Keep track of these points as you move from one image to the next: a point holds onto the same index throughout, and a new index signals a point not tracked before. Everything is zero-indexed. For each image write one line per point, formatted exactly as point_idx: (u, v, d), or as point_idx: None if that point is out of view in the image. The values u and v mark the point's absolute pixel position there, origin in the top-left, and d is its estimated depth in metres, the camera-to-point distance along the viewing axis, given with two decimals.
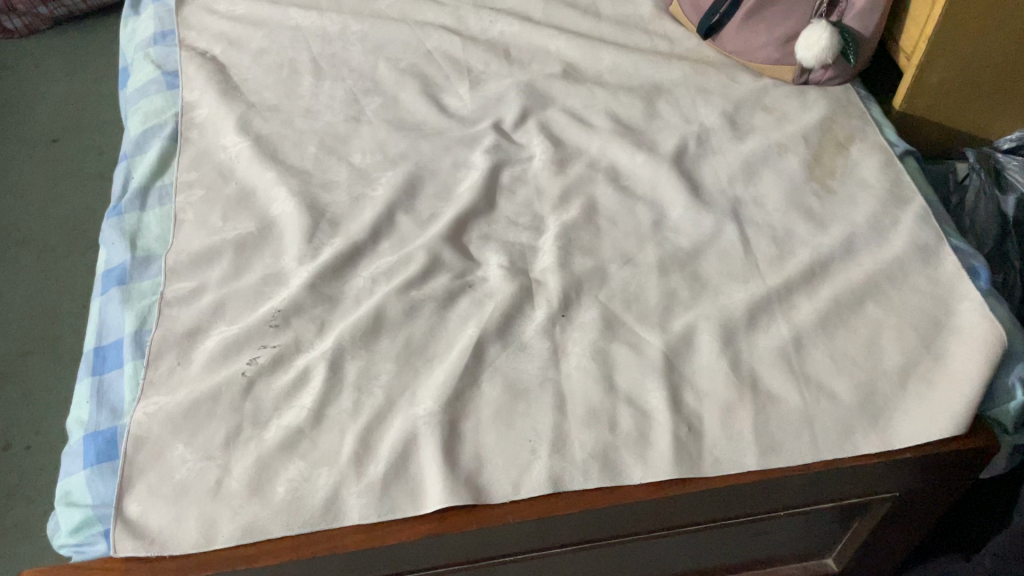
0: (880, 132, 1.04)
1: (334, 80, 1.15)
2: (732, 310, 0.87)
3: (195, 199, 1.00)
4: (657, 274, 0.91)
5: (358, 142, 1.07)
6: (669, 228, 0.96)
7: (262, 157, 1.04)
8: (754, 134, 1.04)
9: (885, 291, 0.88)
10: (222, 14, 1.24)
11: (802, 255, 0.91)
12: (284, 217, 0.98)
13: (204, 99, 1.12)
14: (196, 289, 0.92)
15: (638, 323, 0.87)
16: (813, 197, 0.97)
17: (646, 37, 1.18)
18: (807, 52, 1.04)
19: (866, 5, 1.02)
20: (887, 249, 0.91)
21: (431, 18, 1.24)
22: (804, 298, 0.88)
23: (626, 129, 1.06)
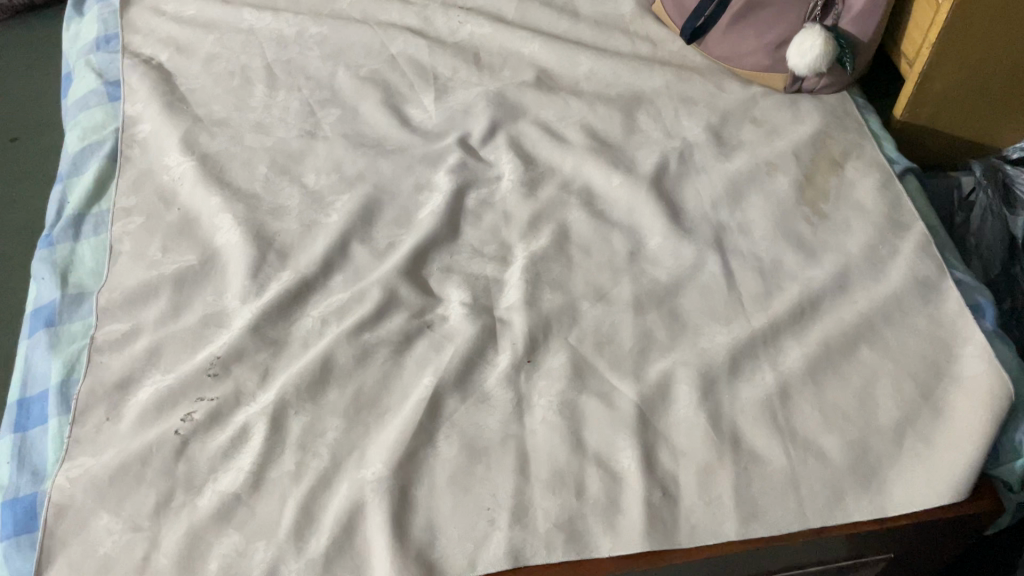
0: (879, 147, 0.96)
1: (289, 90, 1.07)
2: (713, 356, 0.79)
3: (133, 228, 0.93)
4: (633, 312, 0.83)
5: (313, 161, 0.99)
6: (646, 258, 0.88)
7: (207, 180, 0.96)
8: (741, 150, 0.96)
9: (881, 332, 0.80)
10: (170, 16, 1.15)
11: (791, 291, 0.83)
12: (229, 248, 0.90)
13: (147, 112, 1.03)
14: (131, 332, 0.84)
15: (610, 370, 0.80)
16: (804, 223, 0.89)
17: (627, 39, 1.09)
18: (799, 60, 0.95)
19: (864, 9, 0.94)
20: (884, 284, 0.83)
21: (396, 18, 1.14)
22: (792, 341, 0.80)
23: (603, 145, 0.98)
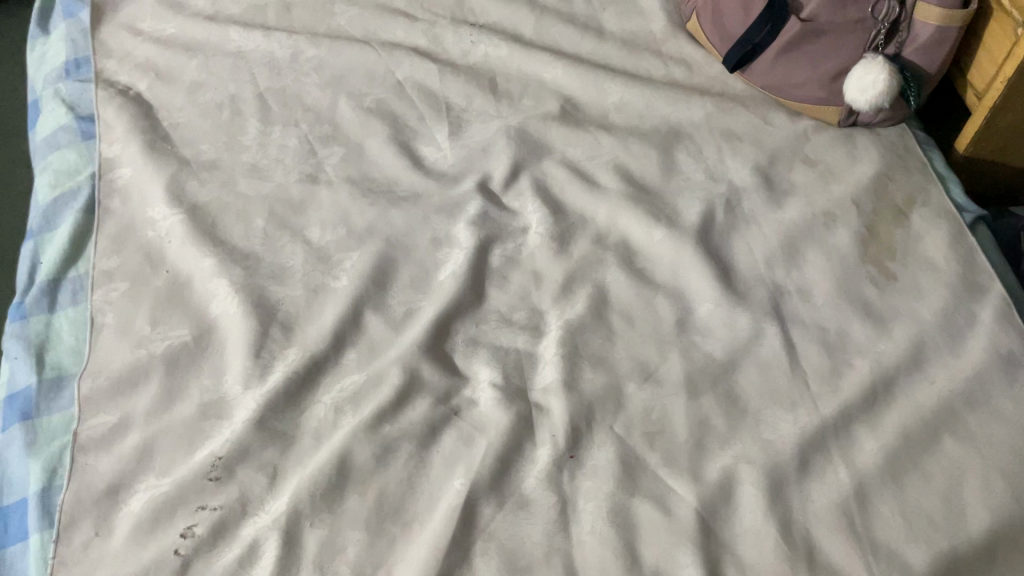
0: (947, 191, 0.87)
1: (286, 124, 0.96)
2: (779, 451, 0.71)
3: (116, 296, 0.82)
4: (685, 396, 0.74)
5: (316, 212, 0.88)
6: (696, 329, 0.79)
7: (198, 237, 0.85)
8: (793, 196, 0.86)
9: (963, 420, 0.72)
10: (148, 36, 1.03)
11: (861, 370, 0.75)
12: (226, 321, 0.80)
13: (127, 154, 0.92)
14: (119, 426, 0.75)
15: (663, 467, 0.71)
16: (870, 285, 0.80)
17: (660, 63, 0.98)
18: (859, 95, 0.85)
19: (933, 39, 0.83)
20: (963, 361, 0.75)
21: (401, 38, 1.03)
22: (865, 431, 0.72)
23: (639, 190, 0.88)
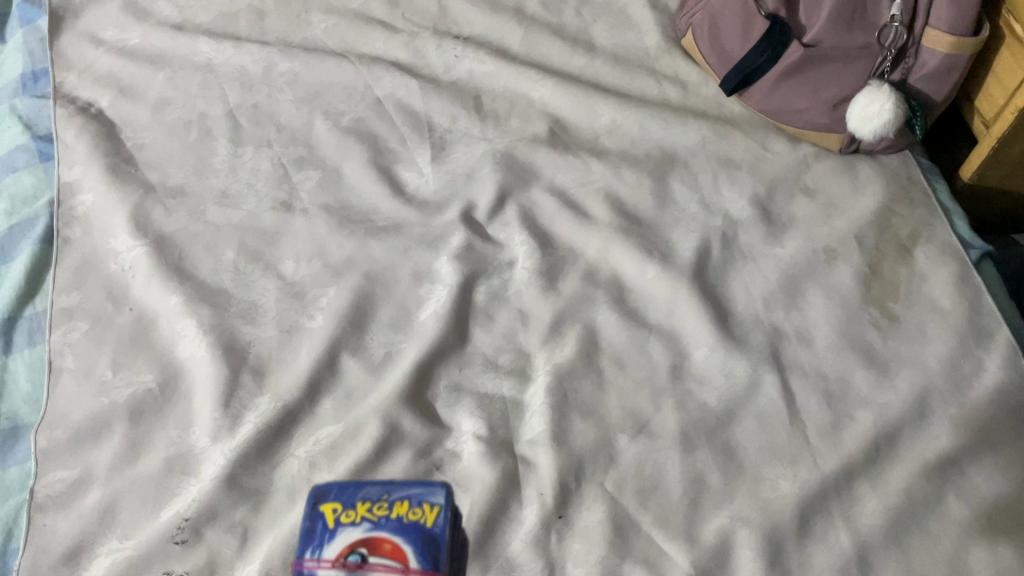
0: (951, 225, 0.83)
1: (258, 145, 0.90)
2: (779, 512, 0.67)
3: (76, 337, 0.77)
4: (680, 450, 0.71)
5: (290, 243, 0.83)
6: (691, 375, 0.75)
7: (163, 272, 0.80)
8: (793, 230, 0.82)
9: (969, 477, 0.69)
10: (111, 46, 0.97)
11: (863, 424, 0.71)
12: (193, 365, 0.75)
13: (88, 179, 0.86)
14: (80, 482, 0.70)
15: (656, 528, 0.67)
16: (873, 329, 0.76)
17: (653, 81, 0.93)
18: (862, 125, 0.80)
19: (941, 67, 0.79)
20: (969, 414, 0.71)
21: (381, 50, 0.97)
22: (868, 489, 0.69)
23: (632, 221, 0.84)
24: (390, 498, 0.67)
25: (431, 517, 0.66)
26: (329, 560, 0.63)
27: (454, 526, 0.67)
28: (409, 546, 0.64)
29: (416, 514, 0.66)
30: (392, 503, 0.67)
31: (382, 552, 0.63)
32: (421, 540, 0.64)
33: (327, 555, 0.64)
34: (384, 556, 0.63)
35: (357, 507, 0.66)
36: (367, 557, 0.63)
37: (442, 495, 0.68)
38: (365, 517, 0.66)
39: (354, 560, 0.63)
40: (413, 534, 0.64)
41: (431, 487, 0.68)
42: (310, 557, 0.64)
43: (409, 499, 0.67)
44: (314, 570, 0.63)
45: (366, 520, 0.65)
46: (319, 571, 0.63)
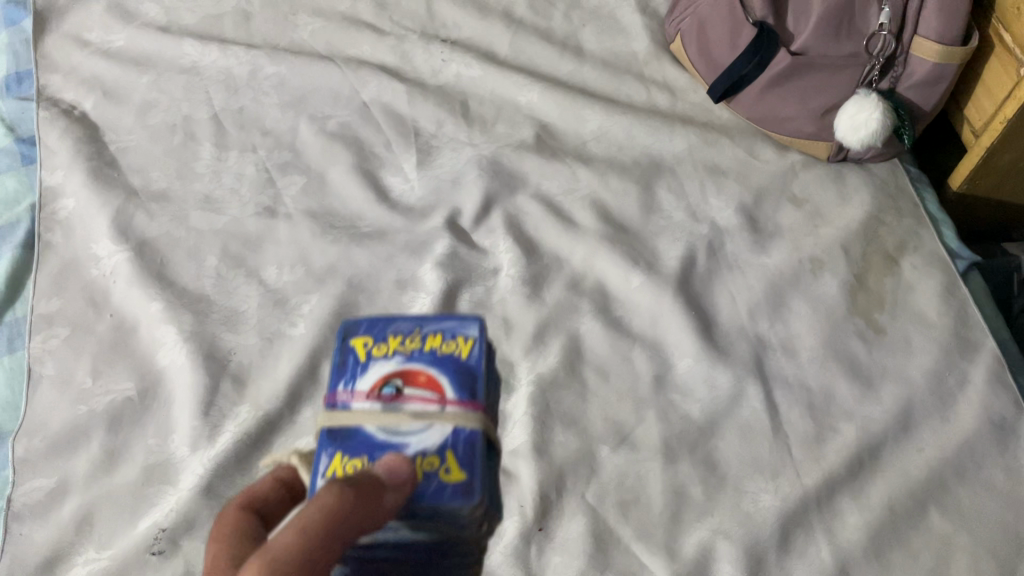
0: (939, 235, 0.82)
1: (242, 150, 0.89)
2: (760, 526, 0.67)
3: (56, 344, 0.77)
4: (662, 462, 0.70)
5: (273, 250, 0.83)
6: (675, 386, 0.74)
7: (145, 278, 0.79)
8: (779, 239, 0.82)
9: (952, 492, 0.68)
10: (95, 48, 0.96)
11: (846, 437, 0.71)
12: (173, 373, 0.75)
13: (70, 183, 0.85)
14: (57, 491, 0.70)
15: (637, 541, 0.67)
16: (858, 340, 0.76)
17: (641, 87, 0.93)
18: (850, 133, 0.80)
19: (929, 76, 0.79)
20: (953, 427, 0.71)
21: (368, 53, 0.97)
22: (849, 503, 0.68)
23: (618, 229, 0.83)
24: (422, 332, 0.58)
25: (467, 350, 0.58)
26: (363, 392, 0.55)
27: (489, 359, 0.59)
28: (445, 377, 0.55)
29: (450, 346, 0.58)
30: (425, 336, 0.58)
31: (417, 383, 0.55)
32: (458, 370, 0.56)
33: (360, 388, 0.55)
34: (420, 385, 0.55)
35: (389, 340, 0.58)
36: (403, 387, 0.55)
37: (476, 327, 0.59)
38: (397, 350, 0.57)
39: (389, 391, 0.54)
40: (449, 365, 0.56)
41: (464, 322, 0.60)
42: (343, 391, 0.55)
43: (443, 331, 0.59)
44: (347, 403, 0.55)
45: (399, 353, 0.57)
46: (353, 404, 0.54)
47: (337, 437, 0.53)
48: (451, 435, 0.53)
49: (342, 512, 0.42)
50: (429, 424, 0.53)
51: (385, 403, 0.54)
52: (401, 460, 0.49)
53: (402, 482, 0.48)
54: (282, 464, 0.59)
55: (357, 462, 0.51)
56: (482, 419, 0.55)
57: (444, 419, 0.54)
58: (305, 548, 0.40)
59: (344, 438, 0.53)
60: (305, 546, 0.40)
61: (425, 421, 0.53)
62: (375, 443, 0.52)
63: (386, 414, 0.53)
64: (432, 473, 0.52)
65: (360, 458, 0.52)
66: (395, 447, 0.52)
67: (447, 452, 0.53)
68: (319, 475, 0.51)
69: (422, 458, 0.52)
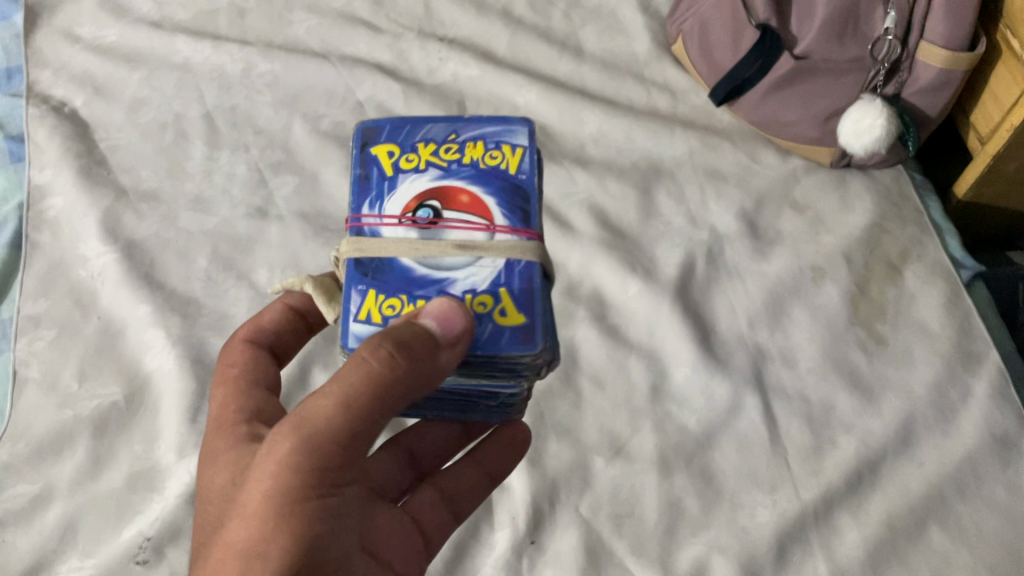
0: (943, 244, 0.81)
1: (234, 149, 0.88)
2: (756, 542, 0.66)
3: (42, 346, 0.75)
4: (657, 474, 0.69)
5: (264, 252, 0.81)
6: (671, 397, 0.73)
7: (133, 280, 0.78)
8: (780, 246, 0.80)
9: (953, 509, 0.67)
10: (87, 43, 0.95)
11: (845, 451, 0.70)
12: (161, 377, 0.74)
13: (59, 181, 0.84)
14: (41, 497, 0.69)
15: (631, 555, 0.66)
16: (858, 352, 0.74)
17: (642, 89, 0.91)
18: (853, 139, 0.78)
19: (935, 83, 0.77)
20: (954, 442, 0.70)
21: (363, 51, 0.95)
22: (848, 519, 0.67)
23: (615, 235, 0.81)
24: (458, 140, 0.50)
25: (515, 163, 0.49)
26: (393, 216, 0.47)
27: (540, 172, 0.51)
28: (491, 197, 0.48)
29: (495, 158, 0.49)
30: (463, 143, 0.50)
31: (459, 205, 0.47)
32: (505, 189, 0.48)
33: (389, 211, 0.47)
34: (461, 209, 0.47)
35: (419, 149, 0.50)
36: (441, 212, 0.47)
37: (526, 134, 0.51)
38: (431, 164, 0.49)
39: (425, 216, 0.47)
40: (494, 183, 0.48)
41: (510, 126, 0.51)
42: (369, 214, 0.47)
43: (483, 140, 0.50)
44: (376, 229, 0.47)
45: (433, 166, 0.49)
46: (383, 231, 0.47)
47: (367, 271, 0.46)
48: (504, 272, 0.46)
49: (388, 380, 0.41)
50: (477, 257, 0.46)
51: (421, 230, 0.47)
52: (455, 306, 0.43)
53: (457, 338, 0.42)
54: (295, 305, 0.57)
55: (394, 302, 0.46)
56: (542, 249, 0.47)
57: (496, 248, 0.46)
58: (346, 422, 0.40)
59: (375, 272, 0.46)
60: (344, 420, 0.41)
61: (472, 253, 0.46)
62: (412, 278, 0.46)
63: (424, 245, 0.46)
64: (485, 317, 0.45)
65: (400, 297, 0.46)
66: (439, 283, 0.46)
67: (500, 291, 0.46)
68: (352, 318, 0.46)
69: (469, 297, 0.46)
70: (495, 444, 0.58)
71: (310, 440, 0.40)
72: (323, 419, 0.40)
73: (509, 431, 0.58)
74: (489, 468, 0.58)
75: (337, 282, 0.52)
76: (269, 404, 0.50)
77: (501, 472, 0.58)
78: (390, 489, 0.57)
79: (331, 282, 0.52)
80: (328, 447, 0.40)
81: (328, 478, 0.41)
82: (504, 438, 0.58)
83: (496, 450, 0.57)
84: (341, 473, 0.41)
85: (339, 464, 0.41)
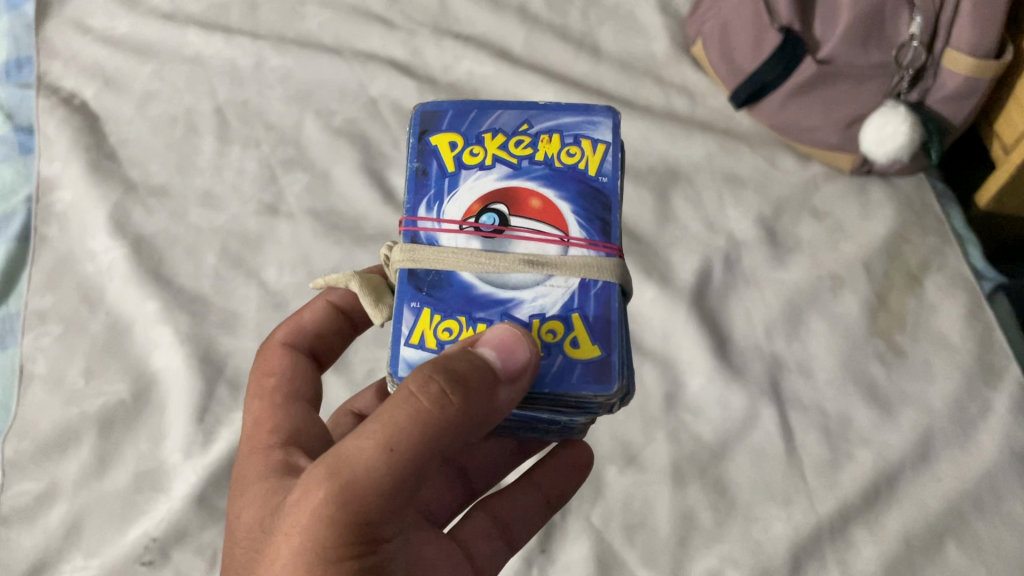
0: (965, 255, 0.79)
1: (245, 144, 0.86)
2: (770, 555, 0.65)
3: (48, 342, 0.74)
4: (670, 485, 0.68)
5: (273, 250, 0.80)
6: (686, 405, 0.72)
7: (141, 276, 0.77)
8: (798, 254, 0.79)
9: (971, 526, 0.66)
10: (97, 35, 0.93)
11: (862, 464, 0.68)
12: (169, 375, 0.73)
13: (68, 174, 0.83)
14: (45, 495, 0.68)
15: (642, 567, 0.65)
16: (877, 363, 0.73)
17: (660, 91, 0.90)
18: (874, 147, 0.77)
19: (960, 91, 0.76)
20: (974, 457, 0.68)
21: (377, 47, 0.94)
22: (863, 534, 0.66)
23: (631, 239, 0.80)
24: (530, 132, 0.49)
25: (594, 163, 0.48)
26: (453, 221, 0.46)
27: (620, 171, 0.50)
28: (565, 202, 0.47)
29: (572, 155, 0.48)
30: (535, 137, 0.49)
31: (529, 211, 0.47)
32: (582, 194, 0.47)
33: (449, 215, 0.47)
34: (532, 216, 0.47)
35: (486, 141, 0.49)
36: (510, 219, 0.46)
37: (608, 128, 0.49)
38: (499, 160, 0.48)
39: (490, 224, 0.46)
40: (570, 185, 0.47)
41: (590, 116, 0.50)
42: (427, 217, 0.47)
43: (558, 133, 0.49)
44: (434, 235, 0.46)
45: (501, 162, 0.48)
46: (441, 238, 0.46)
47: (423, 286, 0.45)
48: (578, 295, 0.45)
49: (439, 420, 0.39)
50: (549, 275, 0.45)
51: (485, 239, 0.46)
52: (517, 336, 0.42)
53: (517, 374, 0.41)
54: (337, 302, 0.57)
55: (451, 324, 0.45)
56: (620, 267, 0.46)
57: (569, 265, 0.45)
58: (390, 470, 0.38)
59: (431, 287, 0.45)
60: (388, 471, 0.39)
61: (543, 270, 0.45)
62: (473, 297, 0.45)
63: (489, 258, 0.45)
64: (555, 347, 0.44)
65: (458, 318, 0.45)
66: (503, 305, 0.45)
67: (573, 317, 0.45)
68: (403, 341, 0.45)
69: (539, 323, 0.45)
70: (552, 469, 0.59)
71: (354, 487, 0.38)
72: (367, 465, 0.38)
73: (573, 453, 0.60)
74: (547, 494, 0.58)
75: (385, 284, 0.51)
76: (305, 425, 0.49)
77: (558, 498, 0.59)
78: (441, 509, 0.59)
79: (378, 281, 0.50)
80: (369, 500, 0.38)
81: (368, 533, 0.39)
82: (563, 462, 0.59)
83: (552, 476, 0.59)
84: (386, 524, 0.40)
85: (380, 519, 0.39)
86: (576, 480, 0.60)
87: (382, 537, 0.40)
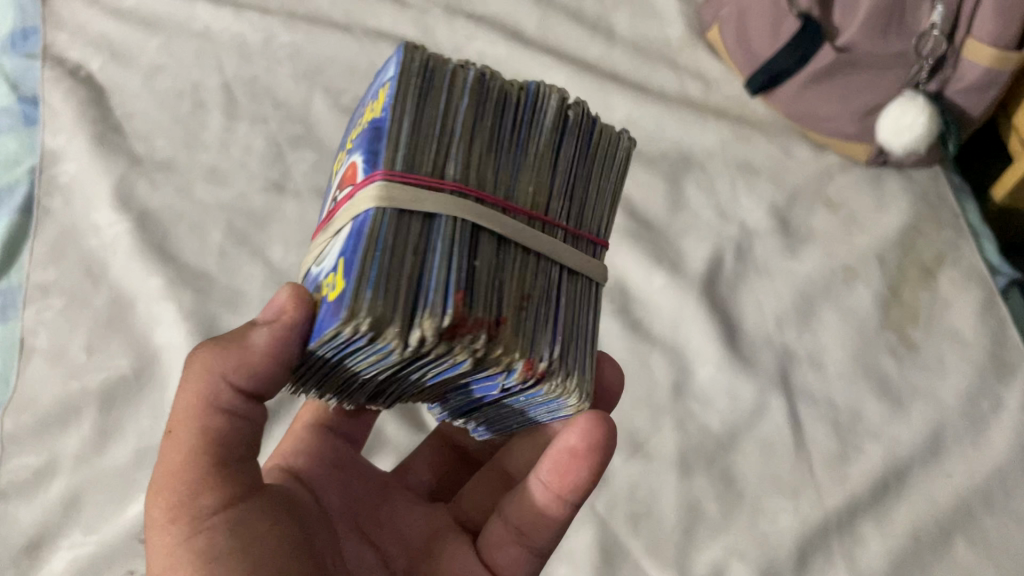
0: (980, 248, 0.78)
1: (252, 121, 0.85)
2: (776, 547, 0.64)
3: (50, 315, 0.73)
4: (677, 474, 0.67)
5: (279, 229, 0.79)
6: (695, 395, 0.71)
7: (145, 251, 0.76)
8: (811, 244, 0.78)
9: (979, 523, 0.65)
10: (104, 5, 0.92)
11: (872, 459, 0.68)
12: (170, 351, 0.72)
13: (72, 147, 0.82)
14: (45, 470, 0.67)
15: (647, 556, 0.64)
16: (888, 357, 0.72)
17: (674, 77, 0.89)
18: (891, 136, 0.75)
19: (980, 82, 0.74)
20: (984, 453, 0.68)
21: (388, 25, 0.92)
22: (871, 528, 0.65)
23: (642, 225, 0.79)
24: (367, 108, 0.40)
25: (383, 100, 0.36)
26: (322, 218, 0.42)
27: (433, 97, 0.36)
28: (359, 153, 0.37)
29: (375, 109, 0.38)
30: (368, 110, 0.40)
31: (347, 179, 0.38)
32: (370, 139, 0.36)
33: (325, 214, 0.42)
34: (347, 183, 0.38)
35: (352, 139, 0.42)
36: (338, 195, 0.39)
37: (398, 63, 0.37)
38: (350, 148, 0.41)
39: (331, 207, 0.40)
40: (367, 135, 0.37)
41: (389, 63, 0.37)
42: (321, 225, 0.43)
43: (375, 95, 0.39)
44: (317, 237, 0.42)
45: (350, 150, 0.41)
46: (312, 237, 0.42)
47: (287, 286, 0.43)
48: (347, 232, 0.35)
49: (206, 383, 0.41)
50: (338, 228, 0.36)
51: (326, 221, 0.40)
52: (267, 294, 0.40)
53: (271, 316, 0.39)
54: None
55: None
56: (384, 191, 0.34)
57: (348, 214, 0.35)
58: (181, 443, 0.41)
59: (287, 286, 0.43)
60: (180, 447, 0.41)
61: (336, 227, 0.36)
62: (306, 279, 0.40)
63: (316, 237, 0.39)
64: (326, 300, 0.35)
65: None
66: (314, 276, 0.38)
67: (339, 259, 0.35)
68: None
69: (324, 276, 0.36)
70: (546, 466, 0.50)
71: (160, 476, 0.41)
72: (163, 452, 0.42)
73: (567, 440, 0.49)
74: (551, 491, 0.50)
75: None
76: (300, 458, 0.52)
77: (568, 494, 0.50)
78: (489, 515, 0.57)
79: None
80: (172, 477, 0.41)
81: (191, 513, 0.40)
82: (559, 451, 0.49)
83: (553, 474, 0.50)
84: (200, 496, 0.40)
85: (193, 493, 0.40)
86: (586, 464, 0.49)
87: (204, 513, 0.40)
